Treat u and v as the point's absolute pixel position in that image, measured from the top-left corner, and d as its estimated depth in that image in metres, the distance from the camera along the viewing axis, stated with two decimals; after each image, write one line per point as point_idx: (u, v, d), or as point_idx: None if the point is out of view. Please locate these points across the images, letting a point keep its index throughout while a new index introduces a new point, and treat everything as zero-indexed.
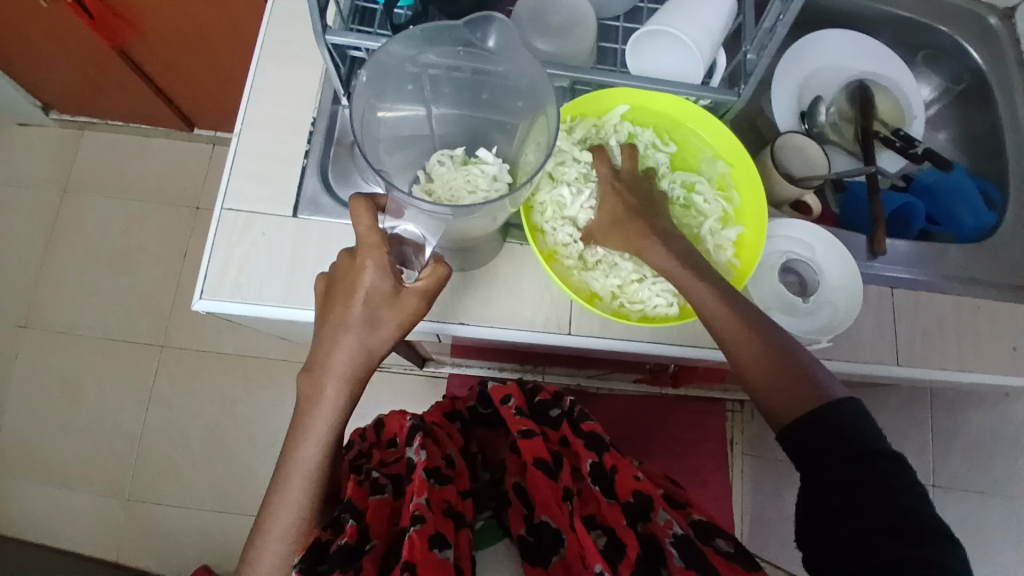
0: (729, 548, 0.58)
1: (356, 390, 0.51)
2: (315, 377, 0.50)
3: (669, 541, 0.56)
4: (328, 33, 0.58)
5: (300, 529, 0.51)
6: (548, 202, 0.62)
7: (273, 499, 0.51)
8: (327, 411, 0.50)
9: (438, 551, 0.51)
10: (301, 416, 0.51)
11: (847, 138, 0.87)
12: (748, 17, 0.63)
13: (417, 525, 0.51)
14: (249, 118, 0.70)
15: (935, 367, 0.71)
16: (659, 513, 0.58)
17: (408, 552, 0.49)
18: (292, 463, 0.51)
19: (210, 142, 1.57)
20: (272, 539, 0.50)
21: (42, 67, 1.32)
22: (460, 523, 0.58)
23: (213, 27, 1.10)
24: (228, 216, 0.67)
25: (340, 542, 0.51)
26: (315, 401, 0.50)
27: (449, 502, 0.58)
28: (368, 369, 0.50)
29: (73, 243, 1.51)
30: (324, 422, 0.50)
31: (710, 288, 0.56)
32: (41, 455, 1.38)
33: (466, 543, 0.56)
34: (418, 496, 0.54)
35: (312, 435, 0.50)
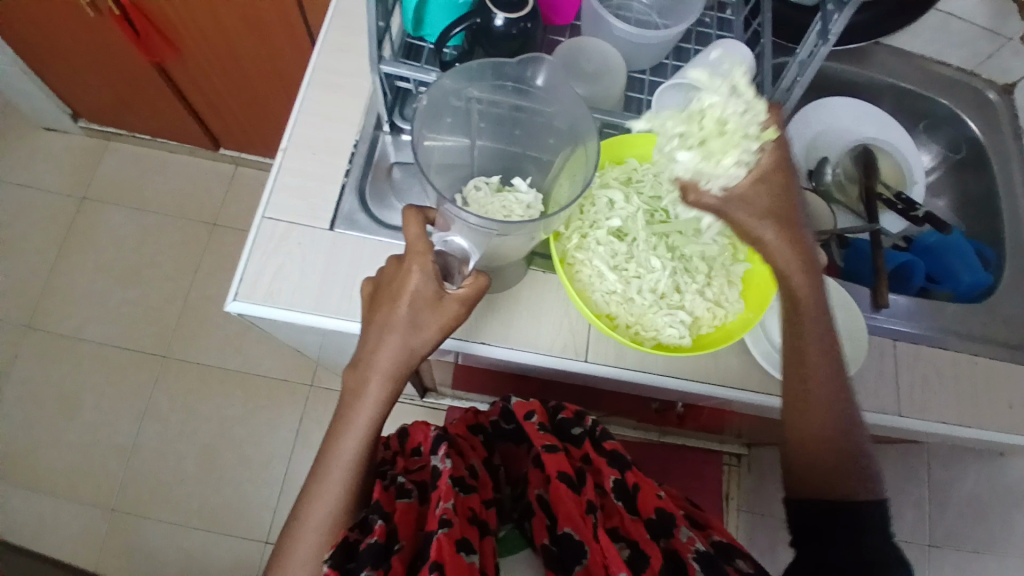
0: (749, 570, 0.57)
1: (396, 387, 0.53)
2: (360, 373, 0.53)
3: (691, 556, 0.55)
4: (383, 62, 0.64)
5: (334, 521, 0.53)
6: (575, 228, 0.65)
7: (312, 490, 0.53)
8: (369, 405, 0.52)
9: (465, 555, 0.52)
10: (345, 409, 0.53)
11: (852, 198, 0.92)
12: (766, 78, 0.68)
13: (444, 529, 0.51)
14: (294, 137, 0.74)
15: (932, 419, 0.74)
16: (682, 530, 0.58)
17: (436, 552, 0.50)
18: (334, 454, 0.53)
19: (234, 163, 1.62)
20: (306, 531, 0.52)
21: (80, 79, 1.38)
22: (484, 531, 0.58)
23: (253, 53, 1.16)
24: (268, 225, 0.70)
25: (370, 540, 0.50)
26: (359, 396, 0.53)
27: (474, 510, 0.59)
28: (409, 368, 0.53)
29: (86, 251, 1.53)
30: (364, 416, 0.52)
31: (808, 277, 0.58)
32: (27, 460, 1.37)
33: (491, 550, 0.57)
34: (445, 501, 0.54)
35: (353, 428, 0.53)
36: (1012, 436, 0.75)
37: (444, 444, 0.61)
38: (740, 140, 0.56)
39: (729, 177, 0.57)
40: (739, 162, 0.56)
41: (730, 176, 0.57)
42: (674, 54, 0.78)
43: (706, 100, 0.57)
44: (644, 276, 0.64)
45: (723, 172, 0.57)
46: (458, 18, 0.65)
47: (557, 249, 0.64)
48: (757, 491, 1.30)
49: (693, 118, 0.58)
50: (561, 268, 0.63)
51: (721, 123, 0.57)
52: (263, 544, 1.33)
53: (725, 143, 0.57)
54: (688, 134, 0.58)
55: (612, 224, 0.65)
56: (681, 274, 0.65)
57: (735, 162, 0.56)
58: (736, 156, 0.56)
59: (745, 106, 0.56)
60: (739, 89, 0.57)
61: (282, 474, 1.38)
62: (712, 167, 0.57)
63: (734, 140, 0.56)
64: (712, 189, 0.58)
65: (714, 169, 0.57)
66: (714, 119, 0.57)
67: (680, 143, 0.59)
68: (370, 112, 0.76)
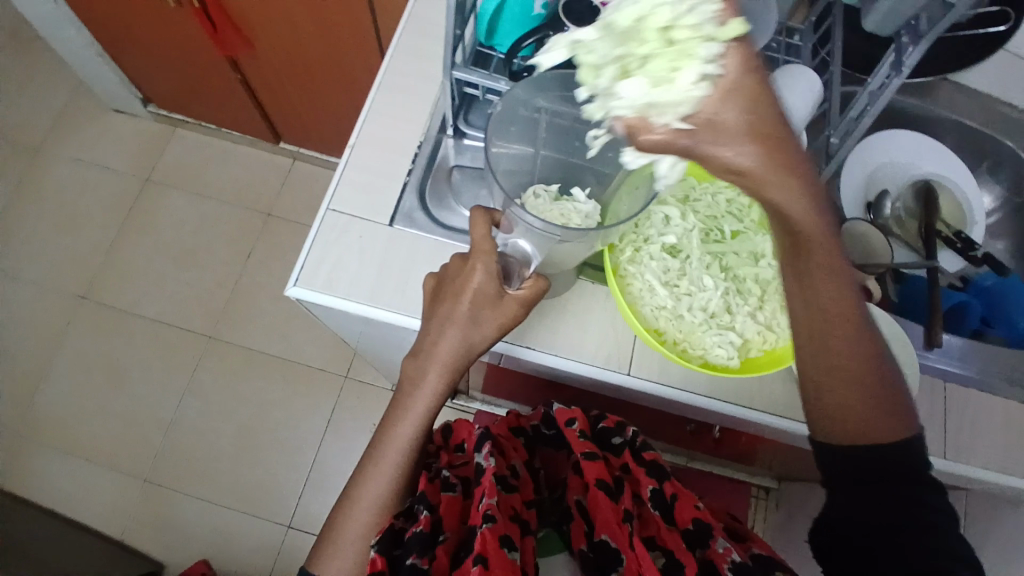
0: None
1: (453, 380, 0.55)
2: (419, 363, 0.55)
3: (726, 567, 0.55)
4: (456, 68, 0.67)
5: (387, 503, 0.56)
6: (629, 242, 0.66)
7: (367, 470, 0.56)
8: (427, 393, 0.55)
9: (508, 551, 0.53)
10: (403, 396, 0.56)
11: (910, 233, 0.89)
12: (833, 103, 0.70)
13: (488, 524, 0.52)
14: (363, 134, 0.77)
15: (973, 465, 0.73)
16: (718, 540, 0.57)
17: (481, 546, 0.51)
18: (390, 438, 0.56)
19: (292, 157, 1.67)
20: (358, 508, 0.55)
21: (156, 67, 1.45)
22: (525, 530, 0.59)
23: (323, 53, 1.20)
24: (331, 216, 0.72)
25: (416, 530, 0.52)
26: (417, 384, 0.55)
27: (515, 509, 0.60)
28: (465, 362, 0.54)
29: (146, 230, 1.60)
30: (422, 404, 0.55)
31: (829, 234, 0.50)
32: (73, 424, 1.43)
33: (531, 548, 0.58)
34: (490, 497, 0.55)
35: (410, 414, 0.56)
36: None
37: (488, 442, 0.61)
38: (697, 47, 0.43)
39: (692, 101, 0.43)
40: (699, 81, 0.43)
41: (689, 101, 0.43)
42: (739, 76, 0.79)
43: (644, 3, 0.44)
44: (695, 294, 0.64)
45: (682, 96, 0.43)
46: (531, 30, 0.67)
47: (611, 261, 0.65)
48: (781, 524, 1.29)
49: (628, 33, 0.45)
50: (613, 279, 0.64)
51: (667, 33, 0.44)
52: (286, 528, 1.36)
53: (680, 56, 0.43)
54: (627, 56, 0.45)
55: (666, 240, 0.65)
56: (733, 295, 0.65)
57: (695, 77, 0.43)
58: (697, 68, 0.42)
59: (690, 1, 0.43)
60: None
61: (311, 462, 1.41)
62: (665, 94, 0.44)
63: (689, 58, 0.43)
64: (666, 123, 0.45)
65: (670, 96, 0.44)
66: (656, 27, 0.44)
67: (616, 71, 0.45)
68: (436, 114, 0.78)
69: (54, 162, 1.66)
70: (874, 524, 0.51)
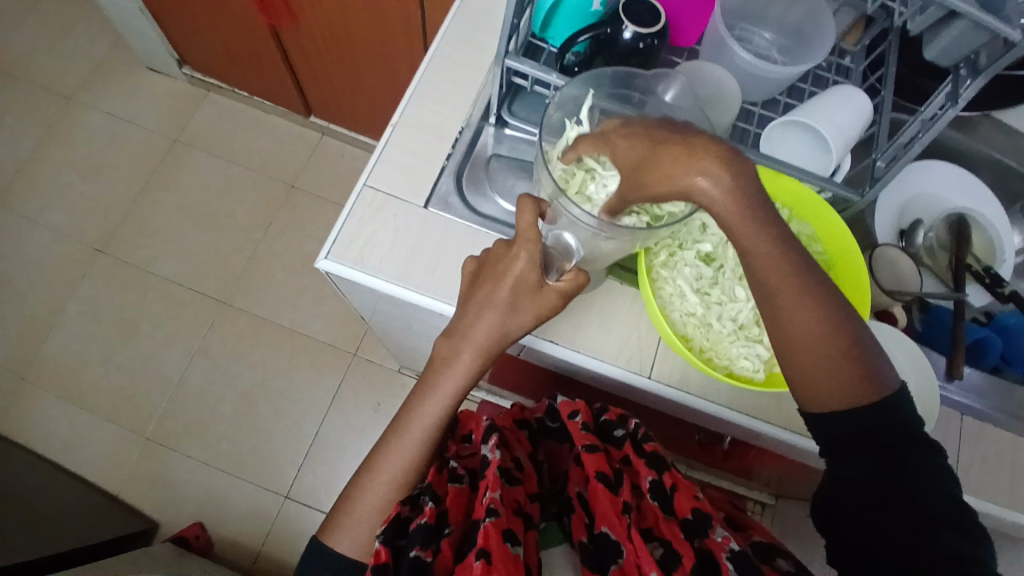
0: (790, 567, 0.58)
1: (485, 362, 0.56)
2: (454, 343, 0.56)
3: (724, 555, 0.54)
4: (508, 57, 0.66)
5: (406, 481, 0.57)
6: (663, 246, 0.66)
7: (386, 449, 0.57)
8: (458, 373, 0.56)
9: (511, 545, 0.52)
10: (432, 374, 0.58)
11: (939, 265, 0.88)
12: (882, 128, 0.69)
13: (491, 518, 0.52)
14: (406, 115, 0.77)
15: (985, 499, 0.73)
16: (716, 530, 0.57)
17: (483, 540, 0.50)
18: (416, 415, 0.57)
19: (320, 132, 1.68)
20: (377, 482, 0.56)
21: (198, 30, 1.45)
22: (528, 523, 0.59)
23: (366, 33, 1.20)
24: (368, 193, 0.73)
25: (420, 521, 0.52)
26: (450, 363, 0.56)
27: (518, 502, 0.60)
28: (498, 346, 0.56)
29: (168, 190, 1.61)
30: (452, 383, 0.56)
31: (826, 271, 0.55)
32: (80, 374, 1.44)
33: (533, 543, 0.58)
34: (492, 491, 0.54)
35: (438, 393, 0.57)
36: None
37: (495, 434, 0.61)
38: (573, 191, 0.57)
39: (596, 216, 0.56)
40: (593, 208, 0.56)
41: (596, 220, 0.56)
42: (787, 91, 0.79)
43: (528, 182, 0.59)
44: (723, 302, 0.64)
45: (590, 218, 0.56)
46: (587, 27, 0.67)
47: (643, 263, 0.65)
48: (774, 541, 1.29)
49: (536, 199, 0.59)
50: (646, 280, 0.64)
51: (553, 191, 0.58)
52: (281, 498, 1.37)
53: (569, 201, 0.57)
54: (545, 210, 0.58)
55: (702, 247, 0.65)
56: None
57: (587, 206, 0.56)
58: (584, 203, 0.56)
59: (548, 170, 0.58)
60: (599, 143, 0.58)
61: (312, 435, 1.42)
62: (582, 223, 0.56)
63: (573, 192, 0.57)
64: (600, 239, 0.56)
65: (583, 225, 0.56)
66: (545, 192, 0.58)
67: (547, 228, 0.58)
68: (479, 102, 0.78)
69: (84, 114, 1.66)
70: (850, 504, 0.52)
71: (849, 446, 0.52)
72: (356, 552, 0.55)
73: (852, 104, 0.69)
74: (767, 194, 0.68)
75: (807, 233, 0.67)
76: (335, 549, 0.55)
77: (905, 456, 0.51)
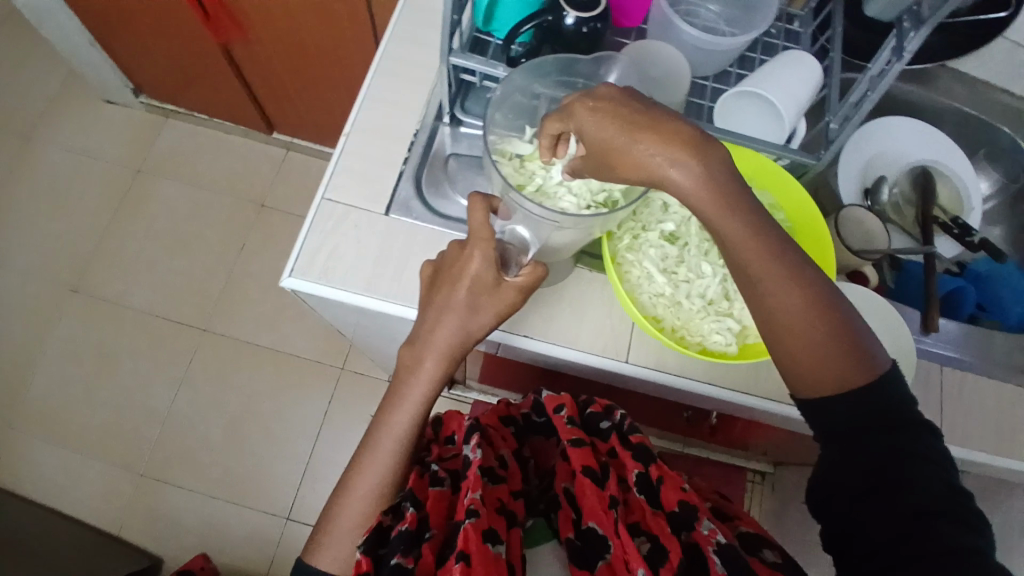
0: (777, 560, 0.58)
1: (450, 366, 0.57)
2: (416, 351, 0.56)
3: (711, 549, 0.55)
4: (452, 54, 0.65)
5: (383, 493, 0.56)
6: (627, 230, 0.65)
7: (360, 463, 0.57)
8: (424, 381, 0.56)
9: (490, 545, 0.52)
10: (399, 384, 0.57)
11: (906, 220, 0.90)
12: (833, 90, 0.69)
13: (471, 520, 0.52)
14: (358, 122, 0.76)
15: (974, 447, 0.73)
16: (703, 523, 0.57)
17: (463, 543, 0.50)
18: (386, 427, 0.57)
19: (284, 147, 1.66)
20: (353, 497, 0.56)
21: (149, 55, 1.43)
22: (512, 521, 0.59)
23: (315, 42, 1.19)
24: (327, 206, 0.72)
25: (402, 528, 0.52)
26: (414, 371, 0.56)
27: (502, 501, 0.60)
28: (462, 348, 0.56)
29: (137, 222, 1.58)
30: (419, 391, 0.56)
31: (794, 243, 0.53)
32: (66, 416, 1.42)
33: (518, 541, 0.58)
34: (474, 491, 0.54)
35: (406, 404, 0.57)
36: None
37: (476, 434, 0.60)
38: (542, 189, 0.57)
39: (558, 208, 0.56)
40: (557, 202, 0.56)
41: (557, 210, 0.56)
42: (738, 63, 0.79)
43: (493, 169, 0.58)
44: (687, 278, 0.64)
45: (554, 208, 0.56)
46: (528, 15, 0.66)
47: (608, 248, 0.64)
48: (776, 509, 1.30)
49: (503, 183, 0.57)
50: (611, 267, 0.63)
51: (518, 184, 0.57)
52: (281, 519, 1.36)
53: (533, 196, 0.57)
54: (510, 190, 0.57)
55: (665, 227, 0.65)
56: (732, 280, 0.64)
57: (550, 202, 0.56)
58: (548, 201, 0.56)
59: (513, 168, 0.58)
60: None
61: (307, 452, 1.41)
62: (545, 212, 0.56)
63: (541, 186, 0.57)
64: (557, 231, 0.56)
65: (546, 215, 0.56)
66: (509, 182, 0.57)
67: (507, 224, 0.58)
68: (432, 102, 0.77)
69: (44, 152, 1.64)
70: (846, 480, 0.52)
71: (855, 429, 0.52)
72: (338, 567, 0.55)
73: (802, 69, 0.68)
74: None
75: (769, 203, 0.67)
76: (318, 566, 0.55)
77: (907, 446, 0.50)
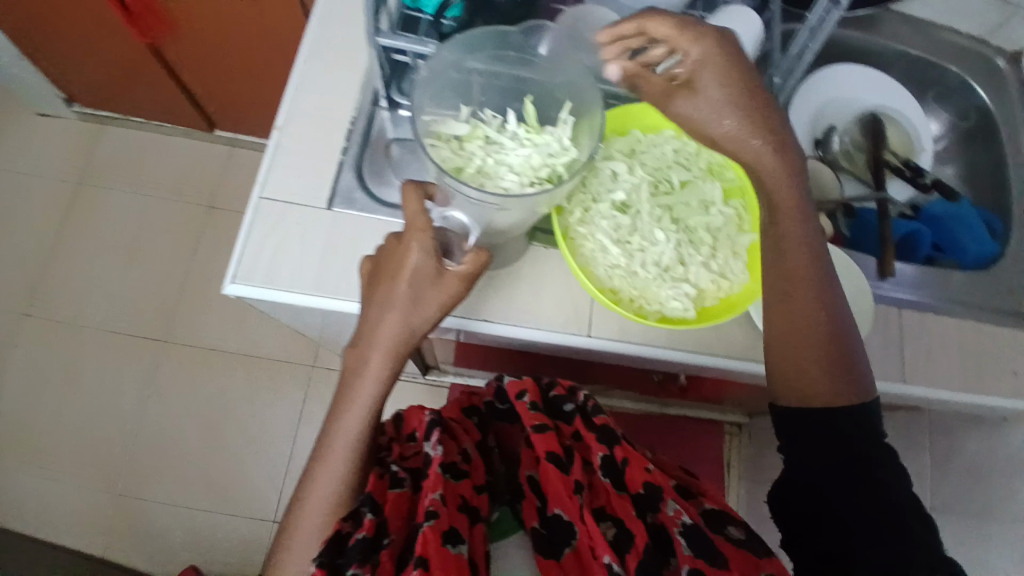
0: (740, 535, 0.58)
1: (397, 363, 0.55)
2: (360, 351, 0.55)
3: (676, 530, 0.55)
4: (380, 35, 0.62)
5: (338, 503, 0.55)
6: (578, 203, 0.64)
7: (314, 474, 0.56)
8: (370, 383, 0.55)
9: (452, 546, 0.52)
10: (346, 388, 0.56)
11: (859, 167, 0.91)
12: (774, 43, 0.70)
13: (430, 521, 0.51)
14: (292, 113, 0.73)
15: (936, 386, 0.74)
16: (668, 504, 0.57)
17: (421, 547, 0.50)
18: (336, 434, 0.55)
19: (229, 144, 1.60)
20: (309, 510, 0.55)
21: (74, 61, 1.35)
22: (475, 517, 0.59)
23: (246, 32, 1.13)
24: (265, 205, 0.69)
25: (358, 536, 0.51)
26: (359, 372, 0.55)
27: (464, 498, 0.59)
28: (408, 345, 0.54)
29: (84, 236, 1.52)
30: (366, 393, 0.55)
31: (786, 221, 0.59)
32: (33, 442, 1.38)
33: (480, 536, 0.59)
34: (433, 492, 0.54)
35: (352, 412, 0.55)
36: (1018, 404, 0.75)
37: (436, 429, 0.60)
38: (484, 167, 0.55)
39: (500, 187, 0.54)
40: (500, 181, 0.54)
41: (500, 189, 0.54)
42: None
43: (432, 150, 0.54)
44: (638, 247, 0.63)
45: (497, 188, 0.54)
46: None
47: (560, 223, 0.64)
48: (753, 458, 1.33)
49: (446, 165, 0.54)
50: (563, 243, 0.62)
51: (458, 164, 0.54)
52: (267, 522, 1.34)
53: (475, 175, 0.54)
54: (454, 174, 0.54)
55: (616, 197, 0.64)
56: (686, 246, 0.63)
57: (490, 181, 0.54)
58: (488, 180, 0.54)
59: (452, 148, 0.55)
60: (532, 124, 0.57)
61: (286, 453, 1.39)
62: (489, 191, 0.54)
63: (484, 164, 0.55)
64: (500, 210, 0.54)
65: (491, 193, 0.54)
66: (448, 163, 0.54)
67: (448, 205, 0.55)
68: (368, 87, 0.74)
69: None
70: (815, 466, 0.57)
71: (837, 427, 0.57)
72: None
73: (743, 23, 0.67)
74: (674, 132, 0.67)
75: (717, 162, 0.67)
76: None
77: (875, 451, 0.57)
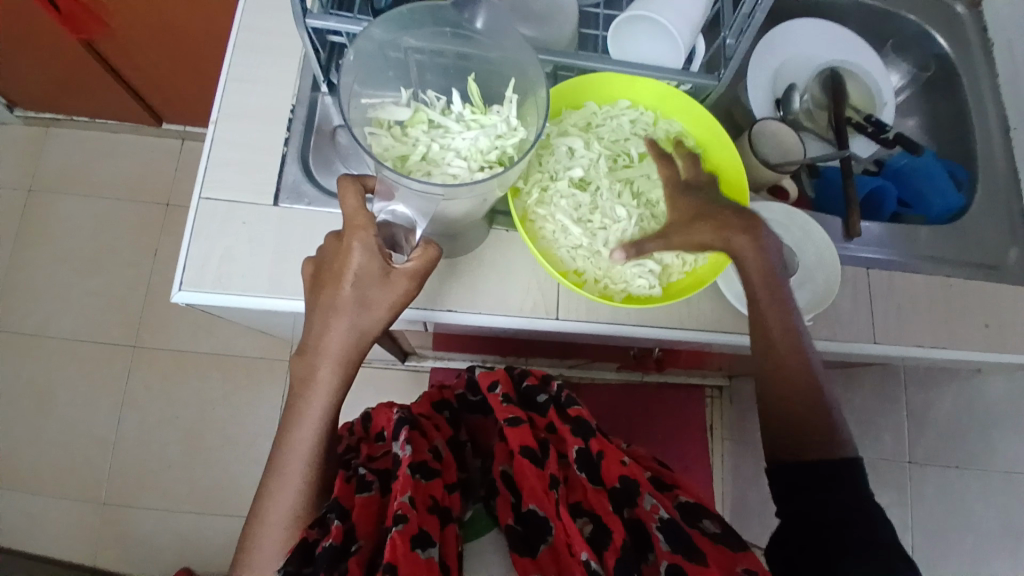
0: (716, 529, 0.59)
1: (348, 369, 0.54)
2: (308, 360, 0.53)
3: (655, 526, 0.56)
4: (309, 16, 0.58)
5: (299, 514, 0.55)
6: (535, 185, 0.62)
7: (271, 488, 0.54)
8: (322, 393, 0.53)
9: (421, 551, 0.51)
10: (296, 398, 0.54)
11: (820, 125, 0.88)
12: (725, 4, 0.65)
13: (398, 526, 0.50)
14: (226, 106, 0.68)
15: (908, 343, 0.74)
16: (645, 498, 0.58)
17: (390, 553, 0.48)
18: (291, 447, 0.54)
19: (180, 138, 1.53)
20: (269, 524, 0.54)
21: (5, 63, 1.27)
22: (446, 518, 0.59)
23: (181, 19, 1.07)
24: (206, 207, 0.65)
25: (325, 544, 0.51)
26: (311, 382, 0.53)
27: (435, 498, 0.58)
28: (358, 352, 0.54)
29: (38, 245, 1.46)
30: (318, 404, 0.54)
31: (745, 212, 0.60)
32: (7, 462, 1.34)
33: (451, 538, 0.58)
34: (401, 495, 0.53)
35: (307, 421, 0.54)
36: (988, 355, 0.76)
37: (405, 427, 0.60)
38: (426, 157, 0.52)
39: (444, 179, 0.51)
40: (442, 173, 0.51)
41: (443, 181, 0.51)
42: None
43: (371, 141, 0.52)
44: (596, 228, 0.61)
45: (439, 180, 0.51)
46: None
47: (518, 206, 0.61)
48: (735, 420, 1.33)
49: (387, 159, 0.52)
50: (522, 227, 0.59)
51: (400, 155, 0.51)
52: None
53: (416, 166, 0.51)
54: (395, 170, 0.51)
55: (573, 174, 0.61)
56: (647, 221, 0.62)
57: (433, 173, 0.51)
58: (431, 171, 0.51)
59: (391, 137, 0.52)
60: (477, 106, 0.54)
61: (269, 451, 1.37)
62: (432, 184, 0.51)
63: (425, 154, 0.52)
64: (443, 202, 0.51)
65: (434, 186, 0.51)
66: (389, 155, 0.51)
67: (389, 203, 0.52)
68: (306, 72, 0.71)
69: None
70: (808, 484, 0.57)
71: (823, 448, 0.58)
72: None
73: None
74: (629, 101, 0.65)
75: (676, 131, 0.65)
76: None
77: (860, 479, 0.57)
